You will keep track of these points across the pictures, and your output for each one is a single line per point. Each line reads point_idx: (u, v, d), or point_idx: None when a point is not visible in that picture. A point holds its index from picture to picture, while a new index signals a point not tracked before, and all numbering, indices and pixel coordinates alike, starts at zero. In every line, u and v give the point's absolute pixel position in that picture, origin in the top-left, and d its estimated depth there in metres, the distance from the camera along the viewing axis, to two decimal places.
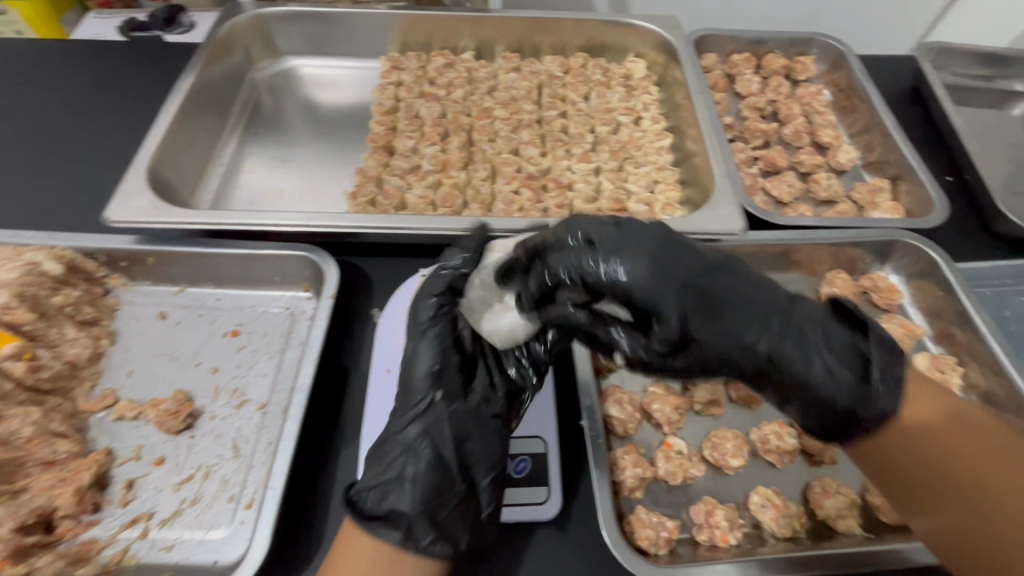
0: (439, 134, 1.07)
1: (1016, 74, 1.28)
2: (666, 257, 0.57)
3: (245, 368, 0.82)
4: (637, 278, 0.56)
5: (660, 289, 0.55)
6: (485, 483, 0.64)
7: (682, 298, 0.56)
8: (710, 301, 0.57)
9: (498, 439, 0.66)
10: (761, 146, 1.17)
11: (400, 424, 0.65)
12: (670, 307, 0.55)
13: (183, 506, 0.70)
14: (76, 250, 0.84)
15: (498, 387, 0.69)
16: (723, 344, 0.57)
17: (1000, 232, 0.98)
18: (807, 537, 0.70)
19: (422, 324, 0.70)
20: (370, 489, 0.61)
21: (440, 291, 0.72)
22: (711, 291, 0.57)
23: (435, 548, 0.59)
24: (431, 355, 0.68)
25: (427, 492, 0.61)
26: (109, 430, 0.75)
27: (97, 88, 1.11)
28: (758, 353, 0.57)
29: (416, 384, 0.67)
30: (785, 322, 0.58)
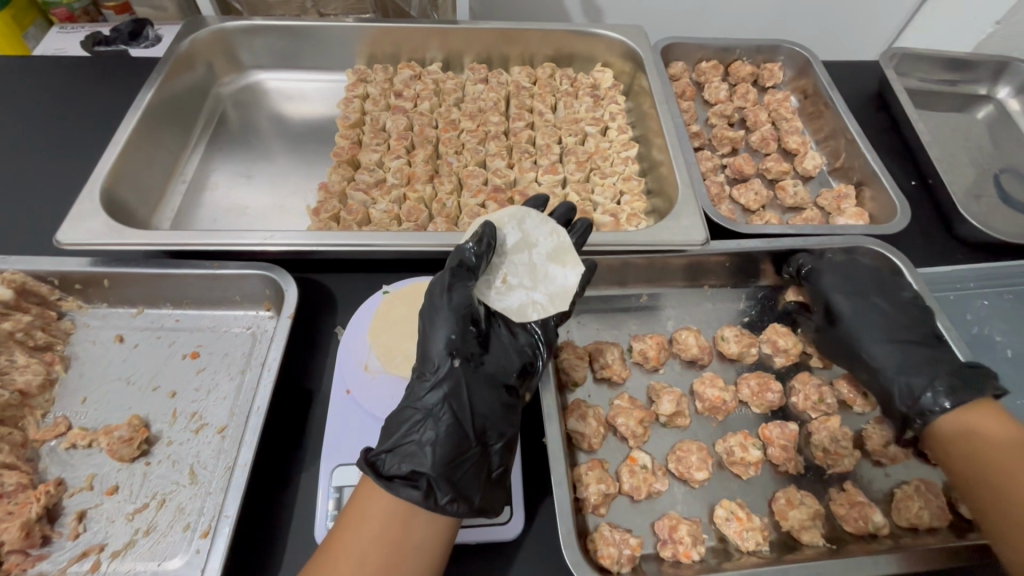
0: (405, 147, 1.06)
1: (979, 78, 1.30)
2: (854, 272, 0.85)
3: (204, 391, 0.80)
4: (824, 272, 0.86)
5: (834, 282, 0.84)
6: (498, 446, 0.64)
7: (843, 292, 0.83)
8: (858, 305, 0.82)
9: (510, 405, 0.67)
10: (728, 154, 1.18)
11: (420, 390, 0.65)
12: (830, 292, 0.84)
13: (137, 536, 0.68)
14: (27, 273, 0.82)
15: (511, 356, 0.69)
16: (861, 334, 0.80)
17: (962, 235, 0.99)
18: (772, 550, 0.70)
19: (437, 299, 0.68)
20: (387, 451, 0.61)
21: (452, 259, 0.69)
22: (862, 300, 0.82)
23: (453, 506, 0.58)
24: (449, 324, 0.67)
25: (447, 454, 0.60)
26: (62, 459, 0.74)
27: (57, 106, 1.09)
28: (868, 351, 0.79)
29: (435, 353, 0.66)
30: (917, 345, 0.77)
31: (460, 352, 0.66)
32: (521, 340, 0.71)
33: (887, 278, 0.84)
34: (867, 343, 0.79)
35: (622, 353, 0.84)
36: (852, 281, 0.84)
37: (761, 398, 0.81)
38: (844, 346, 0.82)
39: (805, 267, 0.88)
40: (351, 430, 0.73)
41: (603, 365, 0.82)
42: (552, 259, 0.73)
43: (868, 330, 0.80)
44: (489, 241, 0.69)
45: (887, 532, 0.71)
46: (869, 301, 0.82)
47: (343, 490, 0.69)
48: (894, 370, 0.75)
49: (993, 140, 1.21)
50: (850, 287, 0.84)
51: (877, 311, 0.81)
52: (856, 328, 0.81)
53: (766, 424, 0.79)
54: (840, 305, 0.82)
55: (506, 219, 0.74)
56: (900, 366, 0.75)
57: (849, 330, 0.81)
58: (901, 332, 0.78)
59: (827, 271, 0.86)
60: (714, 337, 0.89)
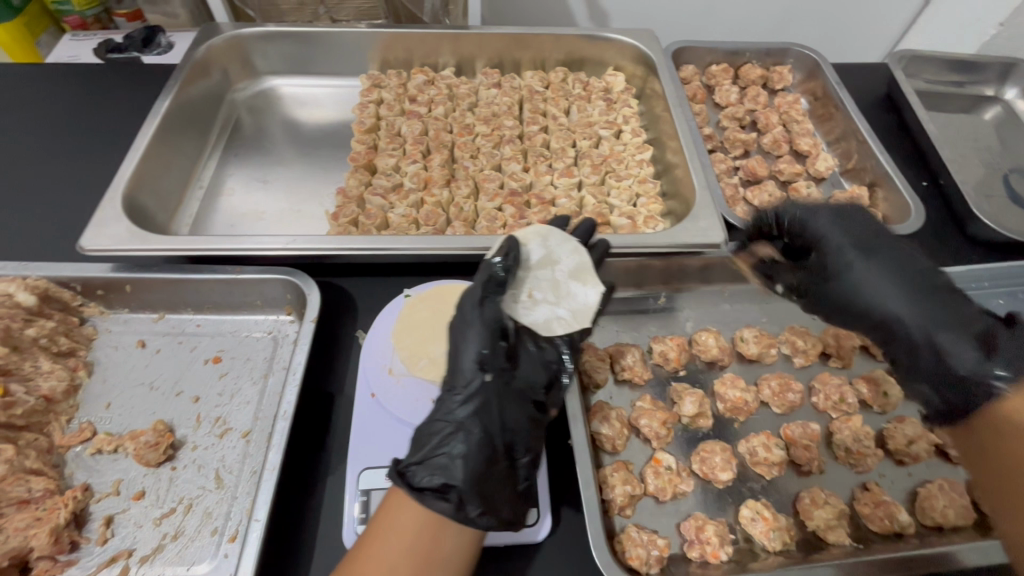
0: (421, 152, 1.06)
1: (986, 79, 1.31)
2: (847, 212, 0.75)
3: (228, 396, 0.80)
4: (814, 214, 0.76)
5: (831, 226, 0.74)
6: (525, 460, 0.65)
7: (846, 236, 0.73)
8: (866, 251, 0.72)
9: (537, 420, 0.67)
10: (740, 156, 1.18)
11: (449, 403, 0.65)
12: (830, 238, 0.74)
13: (165, 541, 0.68)
14: (51, 280, 0.82)
15: (540, 371, 0.69)
16: (883, 288, 0.70)
17: (975, 235, 1.00)
18: (798, 550, 0.70)
19: (468, 312, 0.68)
20: (418, 464, 0.61)
21: (481, 273, 0.70)
22: (869, 246, 0.72)
23: (483, 519, 0.59)
24: (479, 338, 0.66)
25: (478, 469, 0.61)
26: (87, 465, 0.74)
27: (73, 113, 1.10)
28: (885, 307, 0.69)
29: (465, 366, 0.66)
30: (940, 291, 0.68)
31: (491, 367, 0.66)
32: (549, 356, 0.70)
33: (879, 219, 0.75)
34: (884, 297, 0.70)
35: (642, 354, 0.85)
36: (850, 223, 0.74)
37: (782, 398, 0.82)
38: (858, 307, 0.72)
39: (792, 215, 0.77)
40: (377, 433, 0.74)
41: (624, 366, 0.83)
42: (574, 277, 0.74)
43: (887, 281, 0.70)
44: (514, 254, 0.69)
45: (912, 531, 0.71)
46: (872, 246, 0.72)
47: (370, 493, 0.69)
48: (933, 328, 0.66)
49: (1002, 140, 1.22)
50: (853, 230, 0.73)
51: (888, 258, 0.71)
52: (867, 281, 0.71)
53: (787, 424, 0.80)
54: (849, 255, 0.72)
55: (532, 236, 0.75)
56: (937, 321, 0.66)
57: (861, 283, 0.71)
58: (922, 279, 0.69)
59: (815, 214, 0.75)
60: (733, 338, 0.90)
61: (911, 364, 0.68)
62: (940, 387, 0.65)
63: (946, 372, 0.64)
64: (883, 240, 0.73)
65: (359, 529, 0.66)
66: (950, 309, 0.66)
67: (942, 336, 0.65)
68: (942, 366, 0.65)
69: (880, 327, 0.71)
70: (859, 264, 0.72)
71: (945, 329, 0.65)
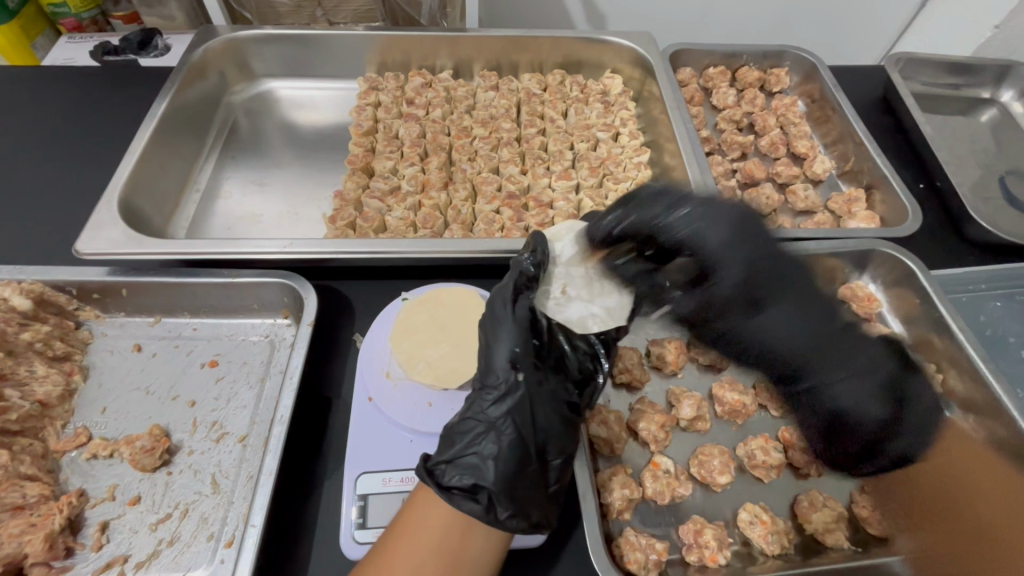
0: (419, 155, 1.06)
1: (982, 81, 1.31)
2: (744, 234, 0.71)
3: (224, 400, 0.80)
4: (708, 241, 0.71)
5: (734, 258, 0.71)
6: (557, 461, 0.64)
7: (749, 274, 0.71)
8: (773, 297, 0.73)
9: (570, 421, 0.66)
10: (738, 158, 1.19)
11: (480, 402, 0.65)
12: (736, 272, 0.71)
13: (160, 547, 0.68)
14: (46, 283, 0.82)
15: (573, 371, 0.70)
16: (792, 333, 0.74)
17: (972, 237, 1.00)
18: (796, 553, 0.70)
19: (500, 311, 0.69)
20: (448, 463, 0.62)
21: (512, 273, 0.72)
22: (775, 290, 0.73)
23: (512, 522, 0.59)
24: (511, 337, 0.67)
25: (509, 470, 0.60)
26: (82, 470, 0.73)
27: (70, 116, 1.09)
28: (792, 362, 0.75)
29: (498, 364, 0.66)
30: (843, 344, 0.74)
31: (523, 366, 0.66)
32: (583, 356, 0.71)
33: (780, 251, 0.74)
34: (793, 351, 0.74)
35: (641, 357, 0.85)
36: (756, 262, 0.71)
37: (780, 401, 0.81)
38: (762, 356, 0.76)
39: (684, 235, 0.71)
40: (374, 438, 0.73)
41: (622, 369, 0.82)
42: (606, 276, 0.75)
43: (796, 327, 0.73)
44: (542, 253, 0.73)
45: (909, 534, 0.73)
46: (777, 285, 0.74)
47: (367, 498, 0.68)
48: (840, 389, 0.73)
49: (998, 142, 1.23)
50: (759, 274, 0.72)
51: (800, 309, 0.74)
52: (773, 335, 0.74)
53: (786, 427, 0.80)
54: (766, 308, 0.74)
55: (563, 232, 0.78)
56: (844, 379, 0.73)
57: (767, 336, 0.74)
58: (821, 330, 0.74)
59: (716, 238, 0.71)
60: None
61: (806, 403, 0.76)
62: (839, 437, 0.75)
63: (847, 419, 0.73)
64: (779, 273, 0.74)
65: (355, 534, 0.66)
66: (852, 357, 0.74)
67: (846, 390, 0.73)
68: (843, 415, 0.74)
69: (782, 365, 0.76)
70: (766, 306, 0.74)
71: (850, 381, 0.73)
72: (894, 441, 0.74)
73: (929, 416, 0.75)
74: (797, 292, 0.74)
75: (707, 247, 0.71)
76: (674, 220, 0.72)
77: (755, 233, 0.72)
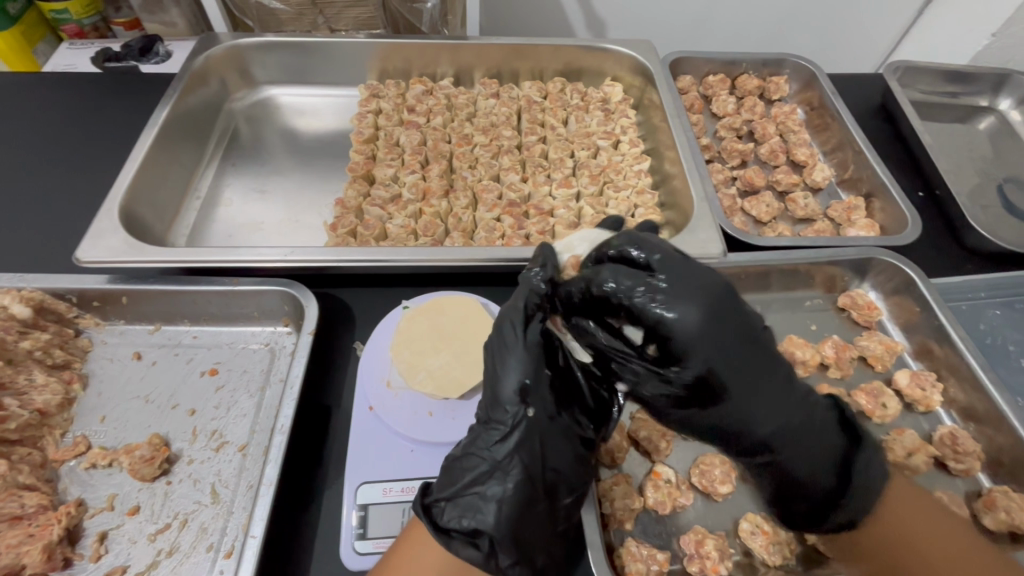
0: (420, 162, 1.07)
1: (980, 90, 1.32)
2: (721, 320, 0.56)
3: (224, 409, 0.80)
4: (685, 325, 0.55)
5: (704, 346, 0.55)
6: (565, 498, 0.63)
7: (719, 361, 0.56)
8: (739, 374, 0.58)
9: (580, 456, 0.65)
10: (737, 166, 1.19)
11: (484, 438, 0.63)
12: (703, 362, 0.56)
13: (159, 557, 0.68)
14: (46, 291, 0.81)
15: (589, 407, 0.69)
16: (745, 416, 0.60)
17: (971, 246, 1.00)
18: (798, 564, 0.70)
19: (511, 339, 0.65)
20: (449, 503, 0.61)
21: (522, 293, 0.67)
22: (749, 371, 0.58)
23: (513, 569, 0.58)
24: (522, 369, 0.64)
25: (512, 514, 0.59)
26: (81, 479, 0.73)
27: (71, 123, 1.09)
28: (759, 437, 0.62)
29: (506, 398, 0.64)
30: (809, 424, 0.63)
31: (532, 401, 0.64)
32: (600, 388, 0.72)
33: (756, 333, 0.59)
34: (773, 435, 0.61)
35: None
36: (736, 352, 0.57)
37: None
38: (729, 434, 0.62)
39: (657, 313, 0.56)
40: (374, 447, 0.73)
41: None
42: None
43: (745, 416, 0.60)
44: (552, 266, 0.68)
45: None
46: (752, 363, 0.58)
47: (368, 507, 0.68)
48: (807, 470, 0.64)
49: (997, 150, 1.23)
50: (744, 364, 0.58)
51: (770, 393, 0.60)
52: (743, 415, 0.60)
53: None
54: (734, 392, 0.58)
55: (576, 242, 0.72)
56: (813, 461, 0.64)
57: (738, 421, 0.60)
58: (781, 414, 0.61)
59: (690, 327, 0.55)
60: None
61: (766, 465, 0.66)
62: (790, 499, 0.67)
63: (803, 486, 0.65)
64: (756, 352, 0.59)
65: (355, 544, 0.66)
66: (809, 437, 0.63)
67: (803, 456, 0.64)
68: (796, 478, 0.65)
69: (731, 438, 0.63)
70: (721, 395, 0.58)
71: (800, 452, 0.63)
72: (839, 508, 0.65)
73: (873, 481, 0.65)
74: (762, 372, 0.59)
75: (676, 334, 0.55)
76: (646, 294, 0.56)
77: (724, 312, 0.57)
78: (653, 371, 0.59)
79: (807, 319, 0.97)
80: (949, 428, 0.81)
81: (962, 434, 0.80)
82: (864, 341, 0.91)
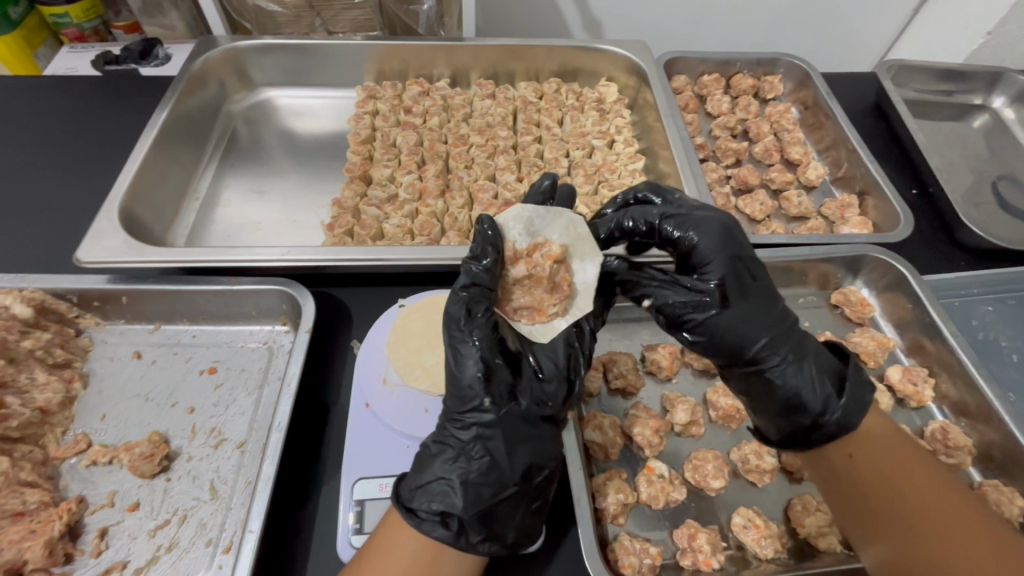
0: (416, 162, 1.08)
1: (974, 88, 1.32)
2: (732, 238, 0.66)
3: (222, 406, 0.81)
4: (704, 241, 0.65)
5: (721, 256, 0.65)
6: (540, 480, 0.64)
7: (735, 269, 0.65)
8: (743, 286, 0.65)
9: (549, 437, 0.65)
10: (732, 165, 1.20)
11: (450, 424, 0.65)
12: (721, 271, 0.64)
13: (159, 552, 0.68)
14: (47, 291, 0.82)
15: (551, 385, 0.67)
16: (753, 323, 0.65)
17: (963, 242, 1.01)
18: (789, 557, 0.71)
19: (457, 331, 0.64)
20: (418, 488, 0.62)
21: (463, 285, 0.65)
22: (750, 286, 0.66)
23: (485, 546, 0.59)
24: (477, 358, 0.63)
25: (480, 496, 0.60)
26: (82, 476, 0.74)
27: (71, 126, 1.11)
28: (760, 352, 0.66)
29: (462, 387, 0.64)
30: (803, 347, 0.67)
31: (492, 388, 0.63)
32: (558, 372, 0.67)
33: (755, 261, 0.67)
34: (777, 353, 0.66)
35: (635, 363, 0.86)
36: (741, 270, 0.65)
37: None
38: (735, 351, 0.67)
39: (684, 232, 0.66)
40: (371, 444, 0.74)
41: (616, 375, 0.83)
42: (573, 256, 0.71)
43: (757, 323, 0.65)
44: (491, 251, 0.65)
45: None
46: (756, 284, 0.66)
47: (364, 503, 0.69)
48: (811, 389, 0.66)
49: (990, 148, 1.24)
50: (751, 285, 0.66)
51: (768, 317, 0.66)
52: (746, 328, 0.65)
53: None
54: (738, 307, 0.65)
55: (511, 224, 0.70)
56: (814, 379, 0.66)
57: (739, 336, 0.66)
58: (782, 333, 0.66)
59: (711, 243, 0.65)
60: None
61: (775, 402, 0.67)
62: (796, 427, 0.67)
63: (805, 406, 0.66)
64: (759, 275, 0.67)
65: (352, 539, 0.66)
66: (804, 358, 0.67)
67: (804, 380, 0.66)
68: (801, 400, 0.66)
69: (734, 354, 0.67)
70: (735, 300, 0.65)
71: (795, 364, 0.66)
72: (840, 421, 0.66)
73: (867, 388, 0.67)
74: (762, 289, 0.66)
75: (699, 246, 0.65)
76: (674, 223, 0.67)
77: (735, 231, 0.67)
78: (678, 282, 0.66)
79: (801, 315, 0.97)
80: (941, 424, 0.82)
81: (954, 431, 0.81)
82: (856, 338, 0.92)
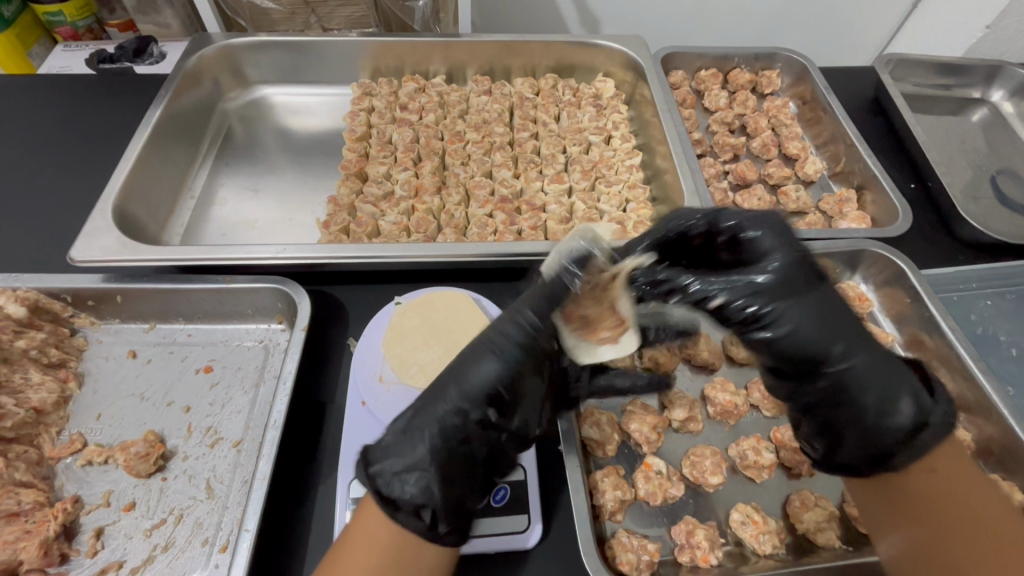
0: (412, 159, 1.07)
1: (973, 82, 1.31)
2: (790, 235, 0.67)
3: (218, 406, 0.80)
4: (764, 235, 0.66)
5: (782, 246, 0.65)
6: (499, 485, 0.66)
7: (798, 260, 0.64)
8: (812, 279, 0.65)
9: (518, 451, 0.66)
10: (729, 160, 1.20)
11: (445, 406, 0.62)
12: (784, 260, 0.64)
13: (155, 552, 0.68)
14: (41, 291, 0.82)
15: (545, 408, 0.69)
16: (827, 322, 0.63)
17: (962, 237, 1.01)
18: (788, 554, 0.71)
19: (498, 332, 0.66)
20: (395, 475, 0.59)
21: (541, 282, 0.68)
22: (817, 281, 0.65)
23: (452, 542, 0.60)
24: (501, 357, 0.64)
25: (455, 492, 0.61)
26: (77, 476, 0.74)
27: (64, 125, 1.10)
28: (835, 352, 0.64)
29: (473, 380, 0.63)
30: (881, 353, 0.66)
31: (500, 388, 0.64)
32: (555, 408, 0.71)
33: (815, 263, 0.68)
34: (853, 350, 0.64)
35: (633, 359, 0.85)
36: (810, 266, 0.66)
37: (771, 401, 0.83)
38: (814, 347, 0.64)
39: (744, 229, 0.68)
40: (367, 443, 0.74)
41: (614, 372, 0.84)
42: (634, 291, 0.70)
43: (830, 322, 0.64)
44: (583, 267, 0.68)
45: None
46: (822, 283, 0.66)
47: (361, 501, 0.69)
48: (885, 395, 0.64)
49: (989, 143, 1.23)
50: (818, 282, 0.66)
51: (841, 316, 0.65)
52: (821, 322, 0.64)
53: (777, 427, 0.81)
54: (808, 300, 0.64)
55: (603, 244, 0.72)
56: (895, 383, 0.64)
57: (814, 331, 0.63)
58: (857, 332, 0.65)
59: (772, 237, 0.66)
60: (722, 342, 0.91)
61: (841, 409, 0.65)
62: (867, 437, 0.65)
63: (884, 412, 0.64)
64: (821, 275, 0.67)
65: None
66: (881, 360, 0.65)
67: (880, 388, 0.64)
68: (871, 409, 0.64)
69: (814, 355, 0.64)
70: (802, 294, 0.64)
71: (870, 366, 0.64)
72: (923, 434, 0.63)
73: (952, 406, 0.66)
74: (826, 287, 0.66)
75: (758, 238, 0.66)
76: (728, 223, 0.70)
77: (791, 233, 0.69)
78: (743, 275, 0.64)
79: None
80: None
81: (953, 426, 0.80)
82: None
